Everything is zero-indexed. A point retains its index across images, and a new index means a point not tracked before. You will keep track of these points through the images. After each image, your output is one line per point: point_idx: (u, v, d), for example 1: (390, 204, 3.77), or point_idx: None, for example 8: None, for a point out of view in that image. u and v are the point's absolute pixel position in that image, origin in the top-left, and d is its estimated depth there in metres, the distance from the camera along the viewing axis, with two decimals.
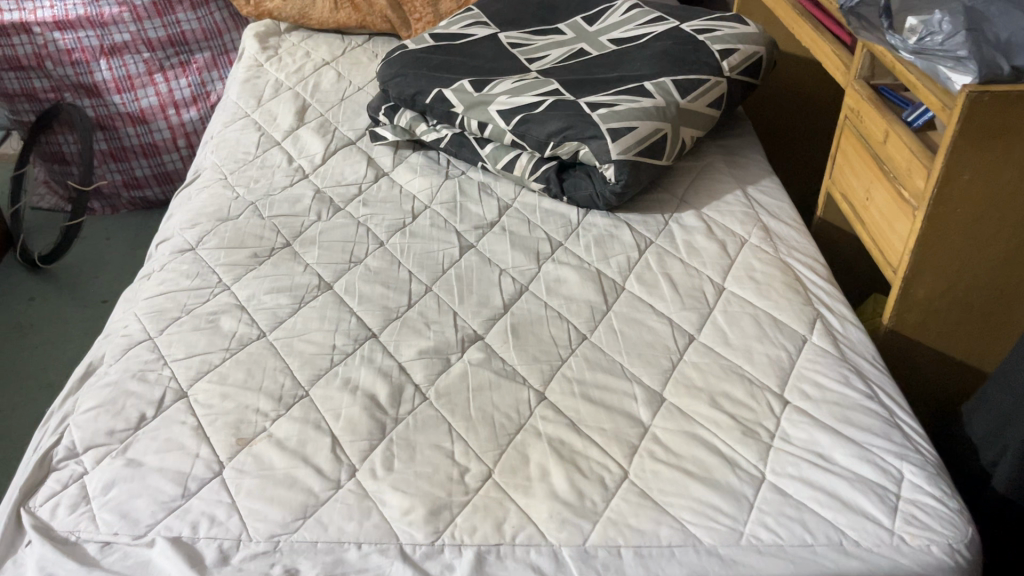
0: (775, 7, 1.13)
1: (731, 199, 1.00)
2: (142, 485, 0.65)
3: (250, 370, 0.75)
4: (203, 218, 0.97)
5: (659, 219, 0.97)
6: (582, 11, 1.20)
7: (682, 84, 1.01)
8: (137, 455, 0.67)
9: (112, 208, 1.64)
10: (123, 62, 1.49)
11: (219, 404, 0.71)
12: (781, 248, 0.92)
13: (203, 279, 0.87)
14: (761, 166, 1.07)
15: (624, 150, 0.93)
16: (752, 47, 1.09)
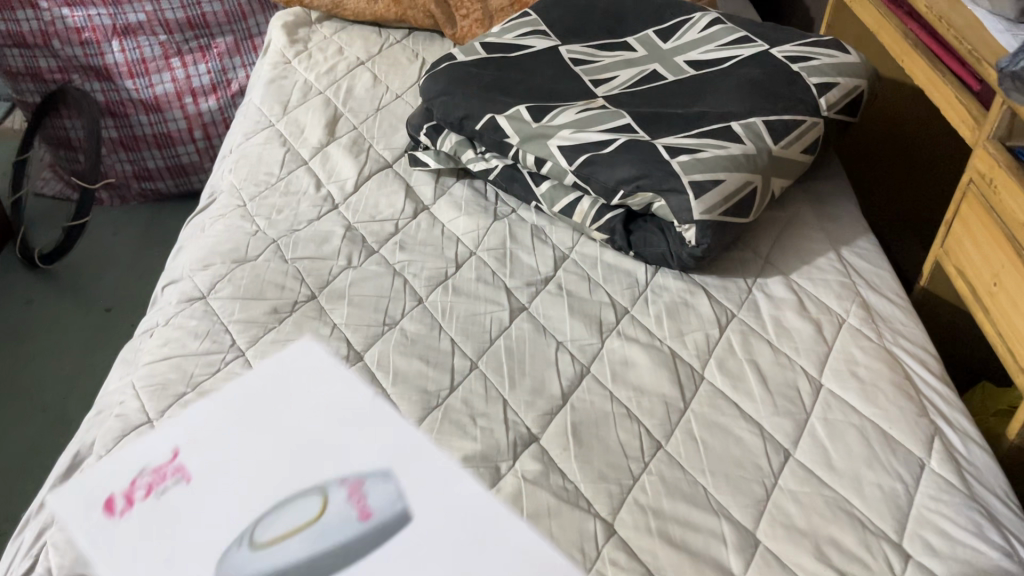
0: (881, 31, 0.99)
1: (825, 264, 0.86)
2: (196, 463, 0.60)
3: (302, 361, 0.68)
4: (217, 258, 0.85)
5: (741, 286, 0.84)
6: (654, 23, 1.05)
7: (775, 127, 0.87)
8: (183, 432, 0.63)
9: (121, 200, 1.51)
10: (137, 44, 1.36)
11: (279, 368, 0.67)
12: (886, 333, 0.79)
13: (214, 341, 0.75)
14: (856, 220, 0.93)
15: (708, 208, 0.79)
16: (853, 80, 0.94)
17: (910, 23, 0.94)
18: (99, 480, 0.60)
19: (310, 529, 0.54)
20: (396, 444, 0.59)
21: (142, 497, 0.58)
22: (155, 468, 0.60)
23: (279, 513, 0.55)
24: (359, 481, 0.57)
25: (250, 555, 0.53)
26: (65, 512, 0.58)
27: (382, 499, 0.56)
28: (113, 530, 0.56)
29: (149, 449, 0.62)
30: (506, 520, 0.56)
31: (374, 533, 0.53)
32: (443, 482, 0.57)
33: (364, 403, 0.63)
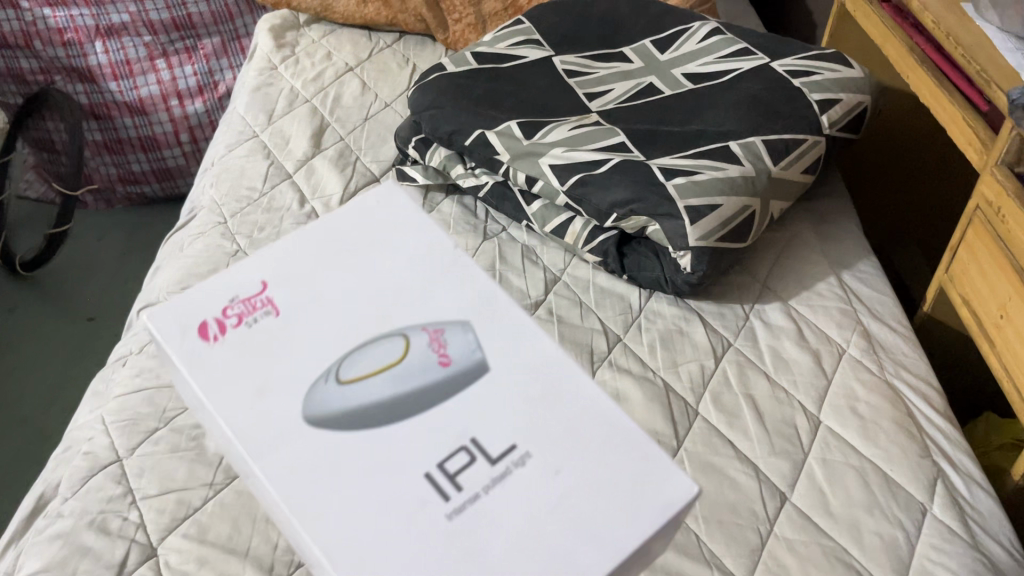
0: (886, 45, 0.96)
1: (824, 289, 0.83)
2: (289, 295, 0.43)
3: (385, 204, 0.48)
4: (195, 280, 0.81)
5: (738, 312, 0.81)
6: (651, 32, 1.02)
7: (775, 146, 0.84)
8: (271, 263, 0.45)
9: (106, 203, 1.47)
10: (121, 44, 1.32)
11: (365, 208, 0.47)
12: (887, 365, 0.76)
13: None
14: (857, 242, 0.90)
15: (704, 235, 0.76)
16: (856, 96, 0.91)
17: (917, 38, 0.91)
18: (201, 295, 0.43)
19: (390, 370, 0.39)
20: (484, 286, 0.44)
21: (234, 326, 0.42)
22: (245, 298, 0.43)
23: (359, 350, 0.40)
24: (440, 328, 0.41)
25: (334, 390, 0.38)
26: (162, 329, 0.42)
27: (464, 346, 0.41)
28: (213, 356, 0.41)
29: (236, 274, 0.44)
30: (595, 395, 0.40)
31: (460, 380, 0.39)
32: (504, 310, 0.43)
33: (444, 254, 0.45)
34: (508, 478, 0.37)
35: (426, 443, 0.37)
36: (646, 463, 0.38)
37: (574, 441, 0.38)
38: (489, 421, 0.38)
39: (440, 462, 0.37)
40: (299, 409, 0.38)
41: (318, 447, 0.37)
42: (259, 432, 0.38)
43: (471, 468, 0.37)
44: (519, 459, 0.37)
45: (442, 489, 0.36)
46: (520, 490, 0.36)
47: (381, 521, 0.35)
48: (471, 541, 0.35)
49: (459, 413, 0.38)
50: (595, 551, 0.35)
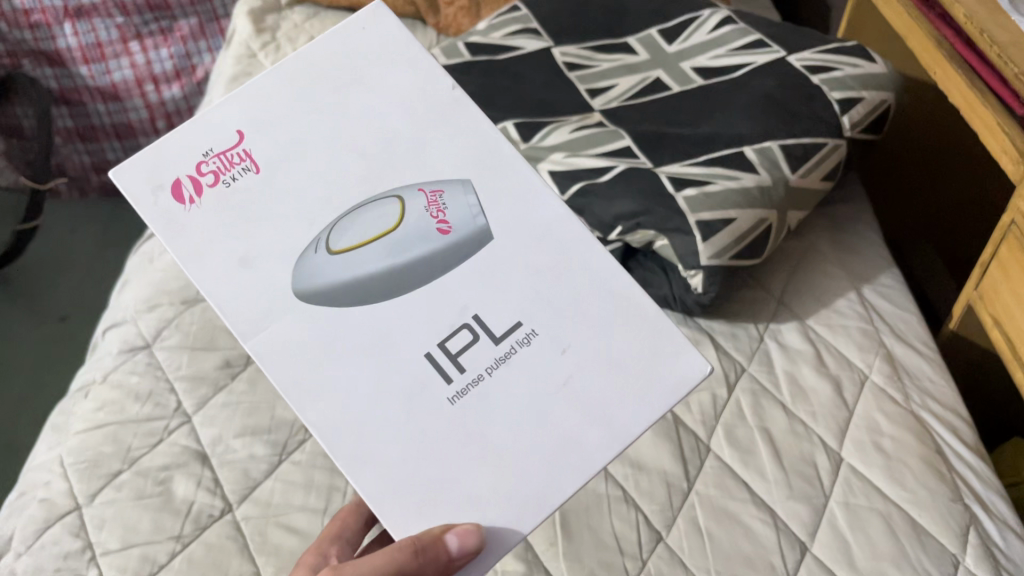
0: (910, 35, 0.89)
1: (844, 307, 0.77)
2: (264, 146, 0.50)
3: (368, 42, 0.53)
4: (164, 297, 0.75)
5: (751, 333, 0.75)
6: (657, 20, 0.95)
7: (793, 152, 0.77)
8: (243, 109, 0.51)
9: (80, 192, 1.40)
10: (92, 26, 1.24)
11: (342, 46, 0.53)
12: (913, 393, 0.71)
13: (157, 404, 0.67)
14: (878, 252, 0.84)
15: (716, 254, 0.70)
16: (879, 93, 0.84)
17: (943, 29, 0.84)
18: (175, 151, 0.50)
19: (386, 239, 0.49)
20: (476, 138, 0.52)
21: (210, 185, 0.49)
22: (221, 152, 0.50)
23: (354, 218, 0.49)
24: (438, 191, 0.50)
25: (332, 260, 0.48)
26: (135, 191, 0.49)
27: (464, 211, 0.50)
28: (189, 223, 0.49)
29: (210, 123, 0.51)
30: (596, 258, 0.49)
31: (459, 247, 0.49)
32: (501, 171, 0.51)
33: (439, 100, 0.52)
34: (512, 355, 0.47)
35: (432, 324, 0.47)
36: (650, 338, 0.48)
37: (574, 314, 0.48)
38: (489, 302, 0.48)
39: (442, 342, 0.47)
40: (292, 279, 0.47)
41: (329, 317, 0.47)
42: (260, 299, 0.47)
43: (473, 347, 0.47)
44: (523, 338, 0.47)
45: (444, 369, 0.47)
46: (523, 367, 0.47)
47: (389, 404, 0.46)
48: (475, 420, 0.46)
49: (462, 288, 0.48)
50: (599, 431, 0.46)
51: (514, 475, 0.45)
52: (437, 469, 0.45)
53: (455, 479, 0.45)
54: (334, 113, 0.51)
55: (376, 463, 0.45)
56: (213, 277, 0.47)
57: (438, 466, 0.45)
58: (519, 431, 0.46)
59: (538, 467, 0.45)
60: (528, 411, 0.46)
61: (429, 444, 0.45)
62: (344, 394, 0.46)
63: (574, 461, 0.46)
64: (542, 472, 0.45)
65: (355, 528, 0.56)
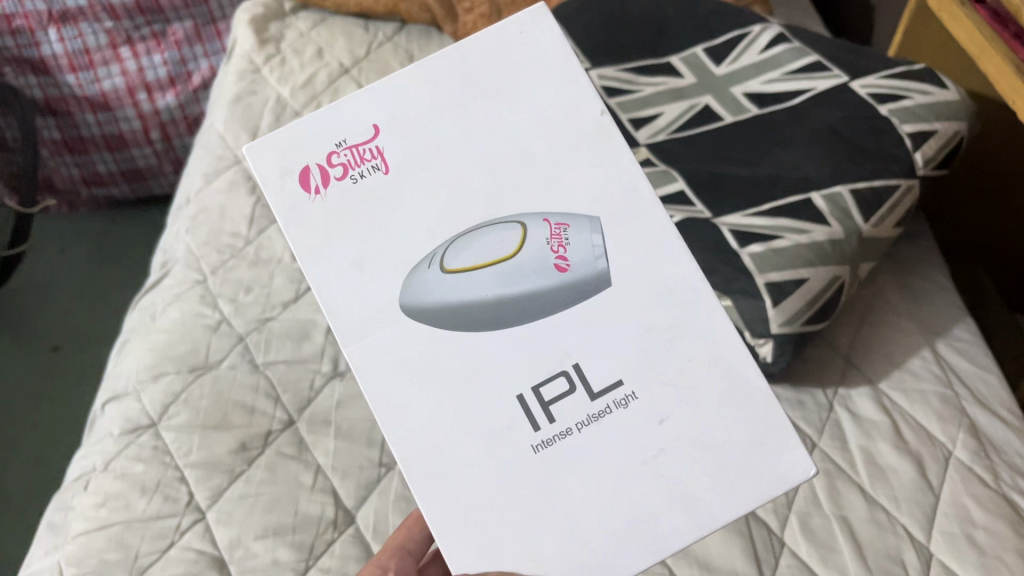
0: (980, 56, 0.81)
1: (918, 367, 0.70)
2: (398, 147, 0.44)
3: (532, 39, 0.46)
4: (171, 364, 0.68)
5: (820, 400, 0.68)
6: (703, 37, 0.86)
7: (865, 198, 0.70)
8: (387, 101, 0.45)
9: (70, 206, 1.32)
10: (78, 31, 1.14)
11: (509, 45, 0.46)
12: (1003, 472, 0.64)
13: (166, 497, 0.60)
14: (951, 299, 0.77)
15: (788, 320, 0.63)
16: (954, 124, 0.75)
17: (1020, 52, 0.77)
18: (309, 135, 0.45)
19: (505, 267, 0.43)
20: (616, 170, 0.44)
21: (337, 178, 0.44)
22: (355, 145, 0.45)
23: (472, 238, 0.43)
24: (564, 223, 0.43)
25: (447, 279, 0.43)
26: (264, 172, 0.44)
27: (588, 251, 0.43)
28: (315, 215, 0.44)
29: (348, 112, 0.45)
30: (722, 326, 0.42)
31: (572, 291, 0.42)
32: (640, 216, 0.43)
33: (586, 126, 0.45)
34: (605, 416, 0.42)
35: (530, 366, 0.42)
36: (758, 430, 0.41)
37: (681, 382, 0.42)
38: (594, 349, 0.42)
39: (536, 386, 0.42)
40: (402, 290, 0.43)
41: (431, 341, 0.42)
42: (362, 304, 0.43)
43: (569, 398, 0.42)
44: (621, 399, 0.42)
45: (533, 415, 0.42)
46: (615, 432, 0.41)
47: (470, 447, 0.41)
48: (555, 477, 0.41)
49: (565, 333, 0.42)
50: (681, 517, 0.40)
51: (576, 548, 0.40)
52: (504, 521, 0.41)
53: (519, 536, 0.41)
54: (477, 120, 0.45)
55: (443, 497, 0.41)
56: (323, 277, 0.43)
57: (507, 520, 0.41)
58: (596, 501, 0.41)
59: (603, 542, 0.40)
60: (608, 480, 0.41)
61: (500, 497, 0.41)
62: (422, 424, 0.42)
63: (644, 542, 0.40)
64: (605, 550, 0.40)
65: (422, 539, 0.52)
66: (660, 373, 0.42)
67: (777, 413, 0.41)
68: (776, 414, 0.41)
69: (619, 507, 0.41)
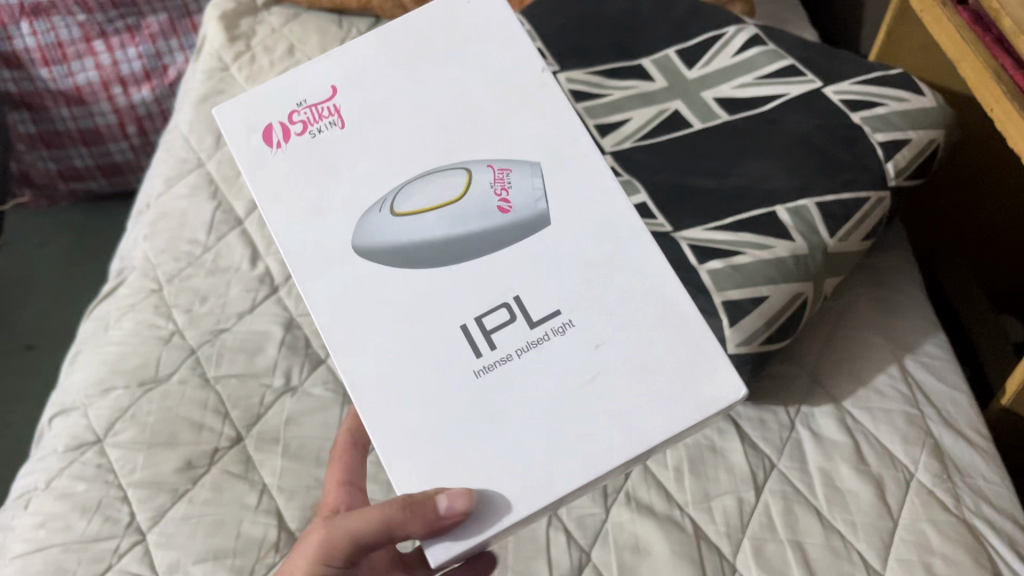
0: (961, 60, 0.78)
1: (884, 385, 0.69)
2: (352, 105, 0.47)
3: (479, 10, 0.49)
4: (120, 378, 0.67)
5: (781, 420, 0.67)
6: (676, 38, 0.84)
7: (832, 212, 0.68)
8: (343, 67, 0.48)
9: (48, 200, 1.31)
10: (51, 25, 1.13)
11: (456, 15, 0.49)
12: (966, 498, 0.62)
13: (107, 518, 0.59)
14: (924, 313, 0.75)
15: (745, 340, 0.62)
16: (928, 132, 0.73)
17: (1001, 56, 0.74)
18: (274, 97, 0.48)
19: (451, 209, 0.44)
20: (556, 121, 0.46)
21: (298, 133, 0.47)
22: (313, 104, 0.47)
23: (420, 183, 0.45)
24: (507, 168, 0.45)
25: (395, 221, 0.44)
26: (230, 128, 0.47)
27: (529, 193, 0.44)
28: (275, 166, 0.46)
29: (304, 78, 0.48)
30: (653, 258, 0.43)
31: (514, 231, 0.44)
32: (578, 162, 0.45)
33: (529, 80, 0.47)
34: (545, 342, 0.42)
35: (472, 296, 0.43)
36: (689, 354, 0.41)
37: (616, 310, 0.42)
38: (536, 282, 0.43)
39: (478, 316, 0.43)
40: (353, 233, 0.44)
41: (380, 281, 0.44)
42: (316, 248, 0.44)
43: (509, 327, 0.42)
44: (560, 327, 0.42)
45: (475, 342, 0.42)
46: (554, 358, 0.42)
47: (414, 377, 0.42)
48: (494, 401, 0.41)
49: (507, 268, 0.43)
50: (618, 437, 0.40)
51: (516, 468, 0.40)
52: (445, 441, 0.41)
53: (459, 459, 0.41)
54: (427, 79, 0.47)
55: (387, 423, 0.41)
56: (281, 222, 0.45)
57: (450, 442, 0.41)
58: (534, 423, 0.41)
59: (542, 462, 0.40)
60: (544, 402, 0.41)
61: (440, 419, 0.41)
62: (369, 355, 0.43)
63: (580, 459, 0.40)
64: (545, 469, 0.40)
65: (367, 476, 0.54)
66: (596, 303, 0.42)
67: (707, 336, 0.42)
68: (705, 337, 0.42)
69: (557, 427, 0.41)
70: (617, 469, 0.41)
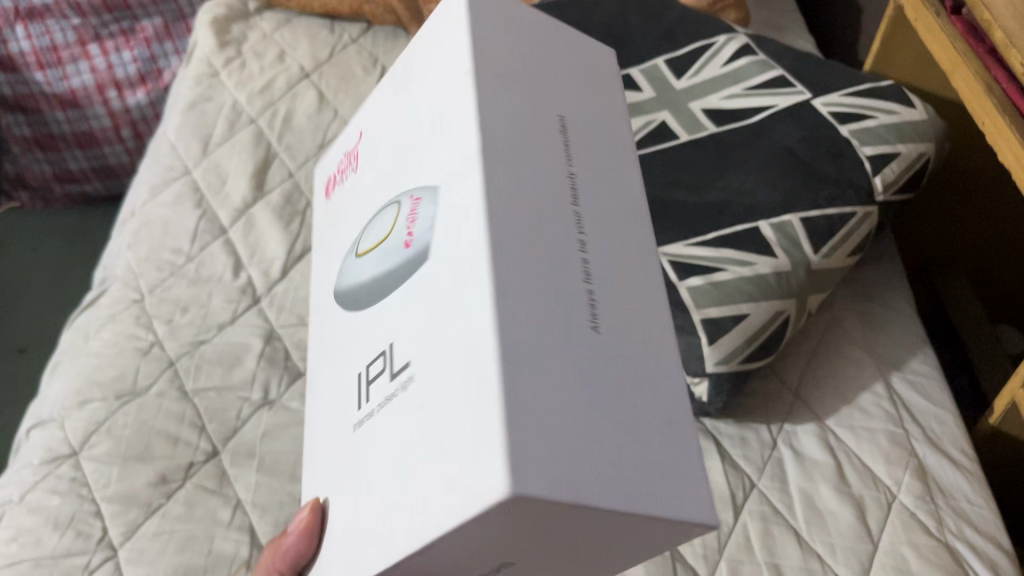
0: (954, 71, 0.77)
1: (868, 403, 0.68)
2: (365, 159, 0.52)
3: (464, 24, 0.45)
4: (97, 390, 0.67)
5: (763, 438, 0.66)
6: (666, 47, 0.83)
7: (817, 228, 0.67)
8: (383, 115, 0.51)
9: (44, 201, 1.31)
10: (45, 28, 1.13)
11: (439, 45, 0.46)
12: (949, 520, 0.61)
13: (79, 533, 0.58)
14: (911, 329, 0.74)
15: (724, 359, 0.62)
16: (917, 145, 0.72)
17: (992, 69, 0.73)
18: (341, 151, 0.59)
19: (384, 249, 0.42)
20: (457, 137, 0.39)
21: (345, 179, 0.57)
22: (353, 153, 0.56)
23: (375, 230, 0.45)
24: (417, 201, 0.40)
25: (363, 262, 0.45)
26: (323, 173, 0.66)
27: (421, 227, 0.38)
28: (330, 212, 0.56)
29: (351, 132, 0.58)
30: (478, 293, 0.32)
31: (403, 271, 0.39)
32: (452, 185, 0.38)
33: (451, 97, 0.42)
34: (395, 397, 0.36)
35: (373, 342, 0.41)
36: (471, 426, 0.30)
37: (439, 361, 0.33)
38: (404, 326, 0.37)
39: (370, 365, 0.40)
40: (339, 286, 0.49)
41: (340, 328, 0.46)
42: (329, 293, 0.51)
43: (380, 376, 0.38)
44: (405, 380, 0.35)
45: (363, 392, 0.40)
46: (394, 414, 0.35)
47: (337, 422, 0.42)
48: (358, 453, 0.38)
49: (393, 309, 0.39)
50: (409, 519, 0.32)
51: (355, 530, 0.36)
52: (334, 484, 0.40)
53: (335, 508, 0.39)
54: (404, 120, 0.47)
55: (316, 458, 0.44)
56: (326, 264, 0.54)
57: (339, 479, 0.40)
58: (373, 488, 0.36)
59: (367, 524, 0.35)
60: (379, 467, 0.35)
61: (336, 468, 0.41)
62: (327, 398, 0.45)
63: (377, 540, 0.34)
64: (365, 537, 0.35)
65: None
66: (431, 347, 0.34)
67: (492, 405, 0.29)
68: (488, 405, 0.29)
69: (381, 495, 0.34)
70: (431, 560, 0.32)
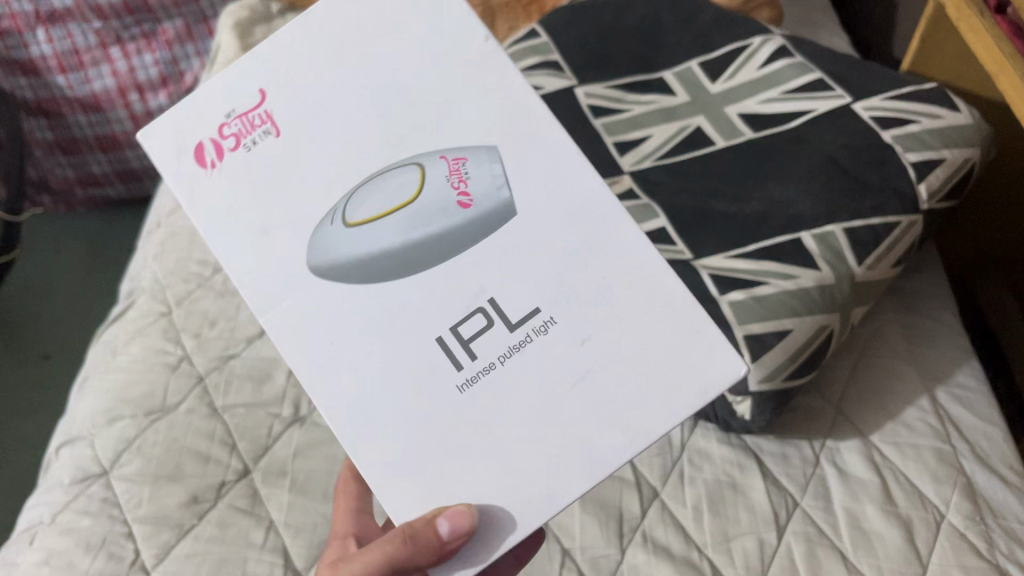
0: (998, 74, 0.73)
1: (914, 419, 0.66)
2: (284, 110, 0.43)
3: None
4: (126, 408, 0.66)
5: (806, 456, 0.64)
6: (699, 49, 0.81)
7: (862, 238, 0.64)
8: (275, 60, 0.43)
9: (67, 205, 1.32)
10: (67, 32, 1.11)
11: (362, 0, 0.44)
12: (1000, 541, 0.59)
13: (110, 556, 0.58)
14: (956, 339, 0.72)
15: (768, 377, 0.60)
16: (964, 151, 0.68)
17: None
18: (195, 112, 0.44)
19: (412, 210, 0.41)
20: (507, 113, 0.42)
21: (232, 149, 0.43)
22: (243, 113, 0.43)
23: (371, 186, 0.42)
24: (461, 158, 0.42)
25: (349, 233, 0.41)
26: (160, 152, 0.43)
27: (489, 181, 0.41)
28: (215, 186, 0.43)
29: (234, 82, 0.44)
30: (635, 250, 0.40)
31: (481, 224, 0.41)
32: (540, 145, 0.42)
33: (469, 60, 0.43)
34: (528, 344, 0.40)
35: (438, 307, 0.40)
36: (679, 354, 0.39)
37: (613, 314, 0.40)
38: (509, 281, 0.40)
39: (453, 325, 0.40)
40: (307, 253, 0.41)
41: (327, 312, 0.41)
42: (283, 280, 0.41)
43: (487, 333, 0.40)
44: (541, 326, 0.40)
45: (454, 355, 0.40)
46: (539, 363, 0.40)
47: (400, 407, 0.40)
48: (484, 411, 0.39)
49: (483, 271, 0.40)
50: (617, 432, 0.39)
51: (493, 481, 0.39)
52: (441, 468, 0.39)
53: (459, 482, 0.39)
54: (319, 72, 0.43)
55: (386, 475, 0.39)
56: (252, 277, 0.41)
57: (441, 432, 0.39)
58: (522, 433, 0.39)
59: (569, 448, 0.39)
60: (533, 416, 0.39)
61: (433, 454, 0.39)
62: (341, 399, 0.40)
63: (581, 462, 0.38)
64: (577, 461, 0.39)
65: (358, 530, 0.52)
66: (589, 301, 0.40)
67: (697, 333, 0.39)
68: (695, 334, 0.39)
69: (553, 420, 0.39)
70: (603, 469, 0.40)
